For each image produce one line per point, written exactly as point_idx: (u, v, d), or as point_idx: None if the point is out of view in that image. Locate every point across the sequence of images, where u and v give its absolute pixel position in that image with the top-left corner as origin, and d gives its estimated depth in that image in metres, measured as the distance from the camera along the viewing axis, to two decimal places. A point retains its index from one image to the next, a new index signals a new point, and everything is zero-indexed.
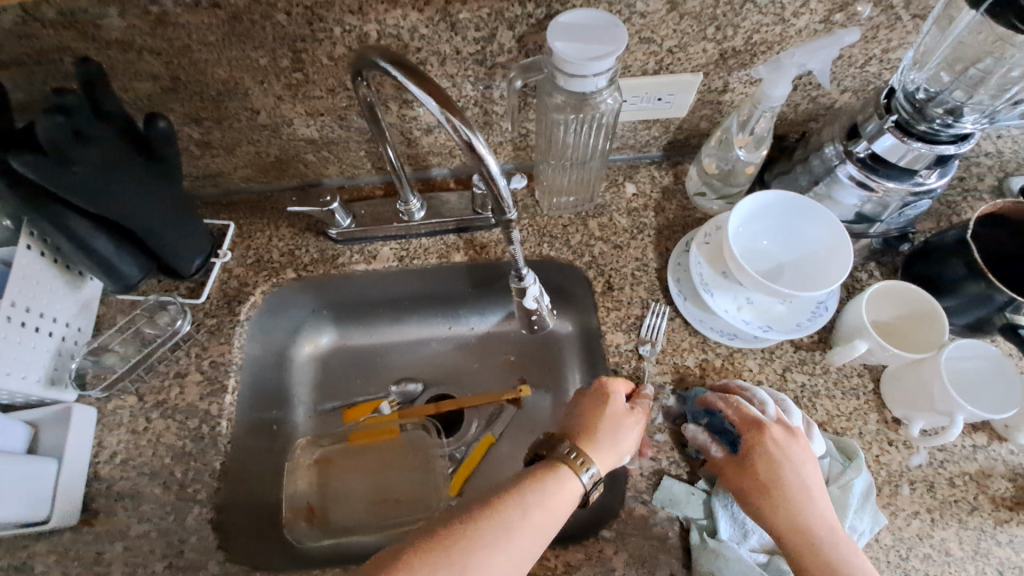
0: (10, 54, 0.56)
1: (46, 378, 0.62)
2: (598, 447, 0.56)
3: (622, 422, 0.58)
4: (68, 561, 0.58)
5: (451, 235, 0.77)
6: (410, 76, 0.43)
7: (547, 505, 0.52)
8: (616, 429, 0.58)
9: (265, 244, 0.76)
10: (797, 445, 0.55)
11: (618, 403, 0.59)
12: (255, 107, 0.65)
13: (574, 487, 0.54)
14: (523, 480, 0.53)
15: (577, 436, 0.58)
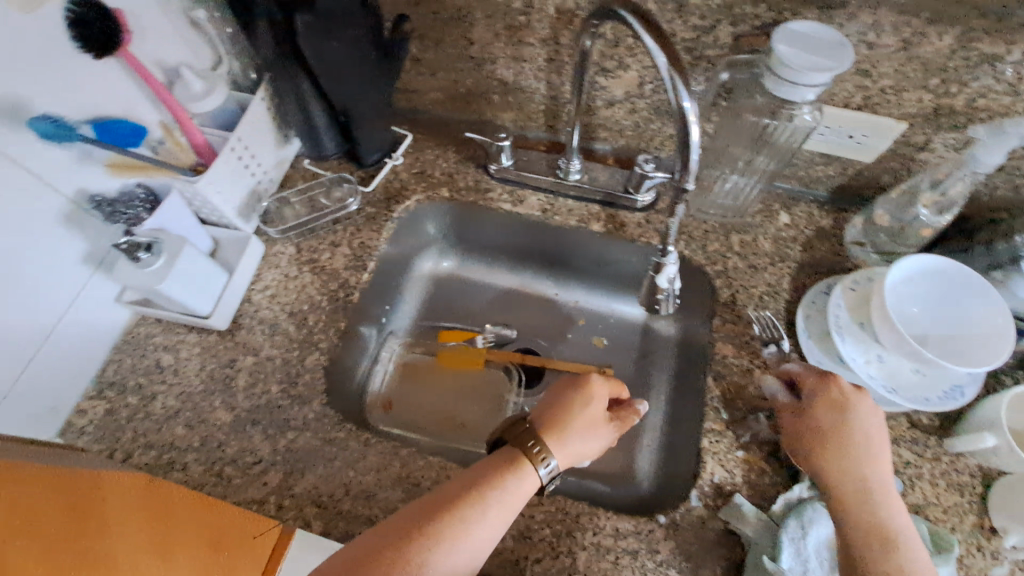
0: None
1: (239, 208, 0.74)
2: (565, 439, 0.57)
3: (595, 420, 0.60)
4: (210, 354, 0.71)
5: (595, 206, 0.78)
6: (646, 27, 0.47)
7: (509, 495, 0.52)
8: (591, 424, 0.59)
9: (431, 160, 0.84)
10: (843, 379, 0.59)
11: (593, 403, 0.60)
12: (472, 39, 0.72)
13: (530, 479, 0.54)
14: (485, 478, 0.53)
15: (545, 430, 0.58)
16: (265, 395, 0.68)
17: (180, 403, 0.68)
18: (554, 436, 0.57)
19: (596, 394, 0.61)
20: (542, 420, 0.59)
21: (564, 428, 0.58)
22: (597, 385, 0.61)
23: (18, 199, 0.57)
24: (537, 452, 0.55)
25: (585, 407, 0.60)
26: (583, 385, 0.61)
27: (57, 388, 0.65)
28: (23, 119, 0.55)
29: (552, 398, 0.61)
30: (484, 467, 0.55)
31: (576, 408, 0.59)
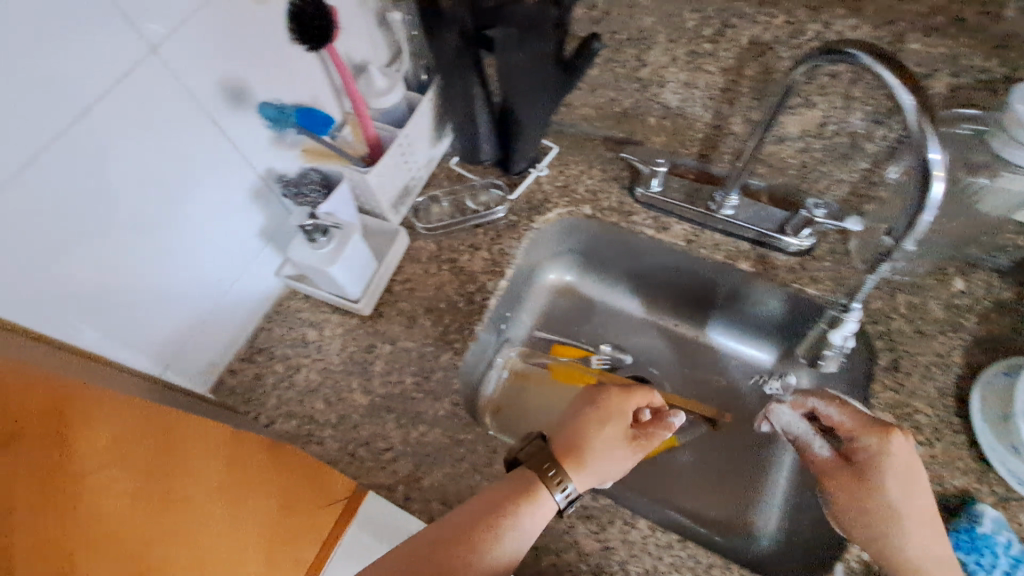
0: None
1: (392, 201, 0.77)
2: (584, 461, 0.56)
3: (613, 442, 0.58)
4: (351, 337, 0.74)
5: (744, 243, 0.76)
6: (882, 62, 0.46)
7: (525, 527, 0.52)
8: (613, 448, 0.57)
9: (576, 175, 0.84)
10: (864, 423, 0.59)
11: (612, 421, 0.58)
12: (646, 61, 0.70)
13: (547, 503, 0.54)
14: (499, 505, 0.53)
15: (563, 451, 0.57)
16: (399, 384, 0.70)
17: (321, 378, 0.71)
18: (573, 461, 0.56)
19: (612, 412, 0.60)
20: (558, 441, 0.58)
21: (583, 452, 0.56)
22: (618, 407, 0.60)
23: (225, 175, 0.61)
24: (553, 475, 0.55)
25: (598, 428, 0.58)
26: (600, 404, 0.60)
27: (217, 348, 0.70)
28: (245, 102, 0.59)
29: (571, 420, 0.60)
30: (501, 493, 0.54)
31: (589, 430, 0.58)
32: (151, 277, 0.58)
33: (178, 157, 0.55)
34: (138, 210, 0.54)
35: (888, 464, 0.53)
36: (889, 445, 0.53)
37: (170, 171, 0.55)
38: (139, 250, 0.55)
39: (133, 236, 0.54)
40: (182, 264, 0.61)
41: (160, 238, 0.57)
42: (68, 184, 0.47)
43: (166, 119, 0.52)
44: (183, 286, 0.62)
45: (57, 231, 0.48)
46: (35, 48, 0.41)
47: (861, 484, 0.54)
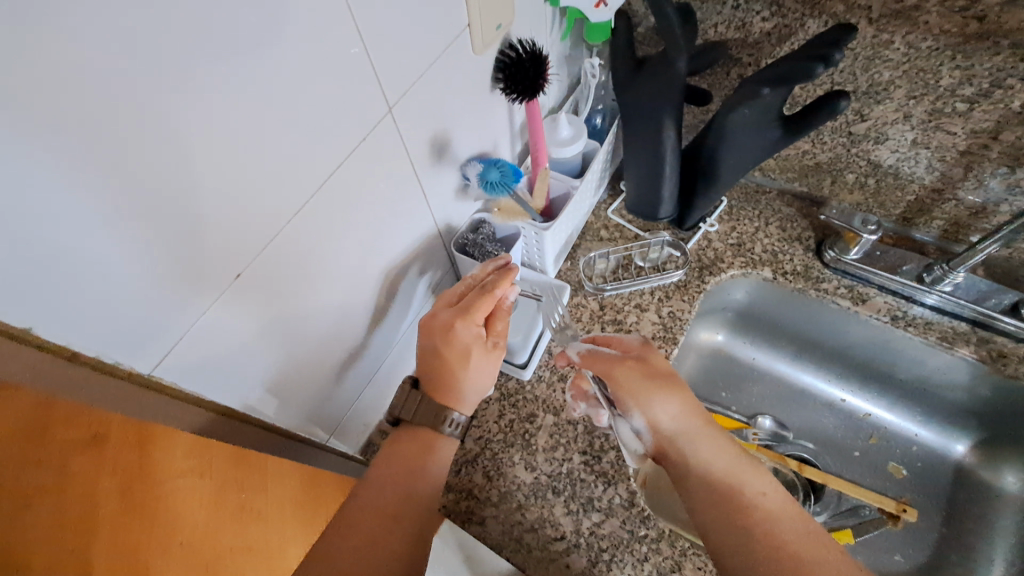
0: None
1: (557, 254, 0.71)
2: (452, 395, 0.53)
3: (460, 378, 0.53)
4: (509, 404, 0.68)
5: (961, 323, 0.67)
6: None
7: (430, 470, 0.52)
8: (456, 377, 0.53)
9: (751, 232, 0.76)
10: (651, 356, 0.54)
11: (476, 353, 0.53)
12: (867, 117, 0.63)
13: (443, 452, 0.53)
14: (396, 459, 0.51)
15: (445, 396, 0.53)
16: (567, 463, 0.63)
17: (478, 448, 0.65)
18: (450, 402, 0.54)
19: (449, 334, 0.53)
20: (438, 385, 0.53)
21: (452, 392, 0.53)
22: (461, 338, 0.52)
23: (416, 234, 0.57)
24: (438, 417, 0.53)
25: (440, 338, 0.53)
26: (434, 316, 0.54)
27: (372, 411, 0.66)
28: (445, 156, 0.55)
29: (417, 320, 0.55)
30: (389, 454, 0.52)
31: (464, 367, 0.53)
32: (342, 346, 0.54)
33: (386, 219, 0.51)
34: (345, 278, 0.50)
35: (656, 357, 0.53)
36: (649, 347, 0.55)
37: (378, 235, 0.51)
38: (338, 320, 0.51)
39: (344, 299, 0.51)
40: (367, 329, 0.56)
41: (357, 306, 0.53)
42: (307, 248, 0.44)
43: (384, 175, 0.48)
44: (363, 353, 0.58)
45: (282, 308, 0.44)
46: (301, 117, 0.38)
47: (643, 368, 0.52)
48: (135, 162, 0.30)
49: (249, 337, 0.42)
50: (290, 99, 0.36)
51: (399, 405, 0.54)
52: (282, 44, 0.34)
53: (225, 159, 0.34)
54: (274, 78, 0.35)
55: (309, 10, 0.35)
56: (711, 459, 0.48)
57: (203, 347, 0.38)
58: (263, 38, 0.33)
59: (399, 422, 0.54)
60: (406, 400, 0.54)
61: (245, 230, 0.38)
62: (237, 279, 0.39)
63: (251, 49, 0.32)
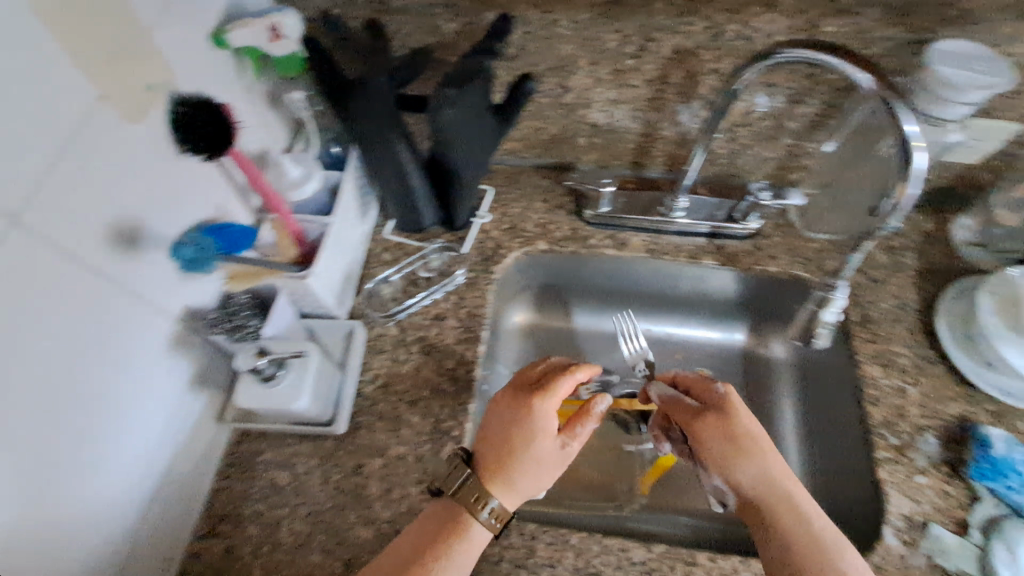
0: (400, 4, 0.61)
1: (336, 294, 0.67)
2: (513, 477, 0.53)
3: (548, 454, 0.55)
4: (332, 465, 0.63)
5: (701, 238, 0.77)
6: (828, 52, 0.47)
7: (460, 558, 0.50)
8: (541, 454, 0.54)
9: (520, 212, 0.79)
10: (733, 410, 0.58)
11: (550, 429, 0.55)
12: (570, 86, 0.69)
13: (480, 530, 0.52)
14: (444, 536, 0.51)
15: (485, 466, 0.54)
16: (406, 500, 0.61)
17: (309, 525, 0.60)
18: (495, 477, 0.53)
19: (543, 417, 0.56)
20: (481, 446, 0.56)
21: (510, 467, 0.53)
22: (539, 414, 0.55)
23: (134, 335, 0.49)
24: (475, 499, 0.52)
25: (500, 416, 0.57)
26: (511, 403, 0.57)
27: (166, 543, 0.56)
28: (141, 242, 0.48)
29: (488, 418, 0.57)
30: (432, 521, 0.52)
31: (526, 428, 0.55)
32: (66, 494, 0.44)
33: (71, 335, 0.43)
34: (33, 421, 0.41)
35: (739, 416, 0.57)
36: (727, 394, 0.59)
37: (67, 356, 0.43)
38: (43, 471, 0.42)
39: (37, 452, 0.41)
40: (98, 466, 0.47)
41: (69, 443, 0.44)
42: None
43: (37, 296, 0.40)
44: (107, 486, 0.49)
45: None
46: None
47: (723, 424, 0.56)
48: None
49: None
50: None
51: (443, 478, 0.55)
52: None
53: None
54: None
55: None
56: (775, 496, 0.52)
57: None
58: None
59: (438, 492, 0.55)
60: (454, 468, 0.55)
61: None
62: None
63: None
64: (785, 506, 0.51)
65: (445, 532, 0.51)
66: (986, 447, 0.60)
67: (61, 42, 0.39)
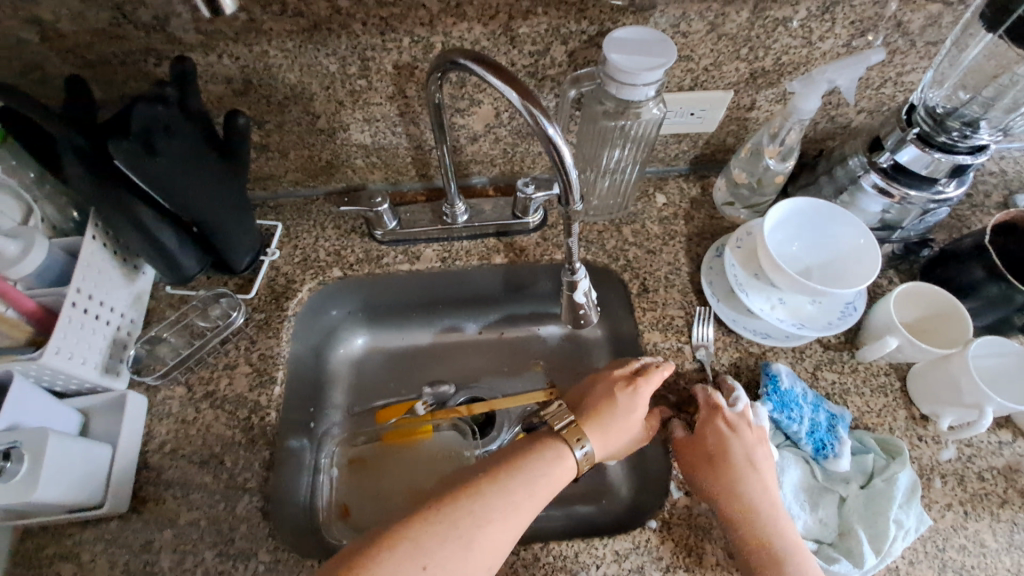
0: (99, 57, 0.59)
1: (102, 365, 0.64)
2: (607, 430, 0.61)
3: (641, 423, 0.62)
4: (117, 547, 0.59)
5: (491, 239, 0.79)
6: (488, 68, 0.48)
7: (535, 484, 0.55)
8: (632, 419, 0.62)
9: (312, 244, 0.78)
10: (751, 432, 0.61)
11: (644, 400, 0.62)
12: (316, 112, 0.68)
13: (568, 461, 0.57)
14: (533, 453, 0.57)
15: (590, 420, 0.61)
16: (198, 566, 0.58)
17: None
18: (586, 424, 0.61)
19: (638, 399, 0.62)
20: (578, 410, 0.63)
21: (607, 419, 0.61)
22: (639, 393, 0.62)
23: None
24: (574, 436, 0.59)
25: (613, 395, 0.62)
26: (615, 375, 0.65)
27: None
28: None
29: (597, 390, 0.64)
30: (529, 445, 0.58)
31: (615, 404, 0.62)
32: None
33: None
34: None
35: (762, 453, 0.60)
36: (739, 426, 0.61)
37: None
38: None
39: None
40: None
41: None
42: None
43: None
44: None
45: None
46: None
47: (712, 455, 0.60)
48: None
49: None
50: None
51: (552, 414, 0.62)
52: None
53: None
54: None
55: None
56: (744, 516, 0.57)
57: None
58: None
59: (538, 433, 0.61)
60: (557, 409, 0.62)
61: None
62: None
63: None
64: (754, 518, 0.56)
65: (536, 452, 0.57)
66: (776, 382, 0.64)
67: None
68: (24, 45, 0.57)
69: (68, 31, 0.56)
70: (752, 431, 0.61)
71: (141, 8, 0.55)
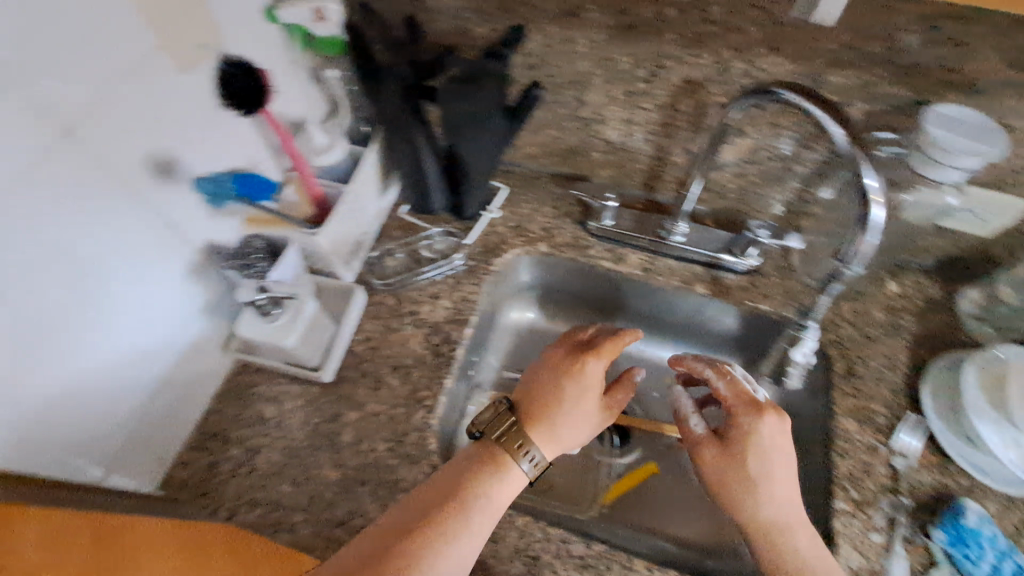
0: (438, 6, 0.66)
1: (345, 258, 0.74)
2: (556, 433, 0.58)
3: (592, 409, 0.60)
4: (314, 409, 0.69)
5: (698, 267, 0.78)
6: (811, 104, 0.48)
7: (493, 503, 0.52)
8: (581, 408, 0.59)
9: (529, 214, 0.83)
10: (774, 431, 0.56)
11: (593, 390, 0.60)
12: (586, 101, 0.72)
13: (515, 475, 0.55)
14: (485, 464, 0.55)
15: (541, 412, 0.58)
16: (372, 453, 0.66)
17: (284, 458, 0.66)
18: (533, 429, 0.58)
19: (588, 380, 0.60)
20: (525, 401, 0.60)
21: (555, 423, 0.58)
22: (591, 370, 0.60)
23: (157, 253, 0.57)
24: (518, 445, 0.56)
25: (559, 386, 0.60)
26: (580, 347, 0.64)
27: (162, 444, 0.64)
28: (175, 174, 0.56)
29: (526, 372, 0.64)
30: (468, 457, 0.56)
31: (558, 409, 0.58)
32: (77, 372, 0.51)
33: (96, 235, 0.50)
34: (56, 302, 0.47)
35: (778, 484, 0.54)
36: (760, 424, 0.56)
37: (94, 253, 0.50)
38: (59, 350, 0.49)
39: (53, 334, 0.48)
40: (107, 356, 0.54)
41: (84, 326, 0.51)
42: None
43: (82, 196, 0.47)
44: (105, 378, 0.55)
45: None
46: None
47: (726, 459, 0.56)
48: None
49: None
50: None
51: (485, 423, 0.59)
52: None
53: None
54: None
55: None
56: (794, 539, 0.52)
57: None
58: None
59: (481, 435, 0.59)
60: (495, 415, 0.59)
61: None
62: None
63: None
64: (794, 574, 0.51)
65: (481, 467, 0.54)
66: (956, 514, 0.58)
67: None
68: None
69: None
70: (781, 452, 0.55)
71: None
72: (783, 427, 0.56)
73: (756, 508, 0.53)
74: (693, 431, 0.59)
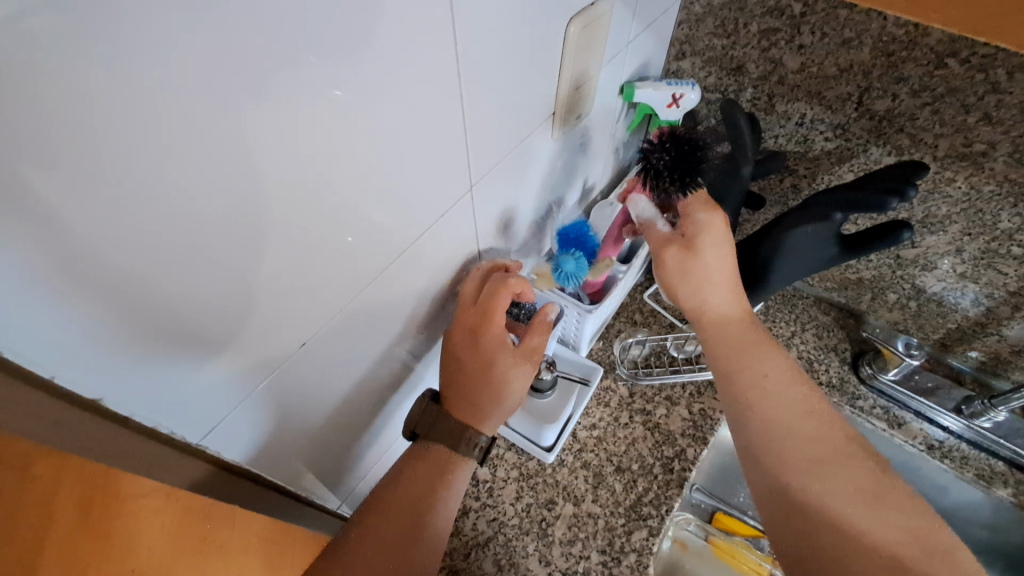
0: (786, 110, 0.60)
1: (593, 333, 0.70)
2: (488, 413, 0.51)
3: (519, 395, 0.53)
4: (529, 486, 0.65)
5: (998, 462, 0.66)
6: None
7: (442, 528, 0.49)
8: (510, 397, 0.52)
9: (787, 336, 0.74)
10: (720, 231, 0.51)
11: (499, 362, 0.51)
12: (918, 244, 0.62)
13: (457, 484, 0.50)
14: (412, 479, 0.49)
15: (463, 401, 0.51)
16: (583, 561, 0.61)
17: (490, 531, 0.62)
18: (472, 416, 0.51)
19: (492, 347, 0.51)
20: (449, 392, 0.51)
21: (488, 409, 0.51)
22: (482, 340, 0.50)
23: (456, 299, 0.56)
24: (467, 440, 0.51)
25: (489, 367, 0.50)
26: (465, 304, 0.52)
27: (380, 472, 0.64)
28: (500, 229, 0.55)
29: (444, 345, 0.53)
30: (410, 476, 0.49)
31: (491, 392, 0.51)
32: (362, 401, 0.52)
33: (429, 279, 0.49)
34: (377, 343, 0.48)
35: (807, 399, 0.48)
36: (713, 221, 0.51)
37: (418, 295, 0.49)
38: (356, 379, 0.48)
39: (361, 363, 0.47)
40: (384, 389, 0.54)
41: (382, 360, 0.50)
42: (338, 312, 0.40)
43: (438, 241, 0.47)
44: (372, 413, 0.54)
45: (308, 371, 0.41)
46: (364, 183, 0.35)
47: (689, 257, 0.50)
48: (193, 226, 0.26)
49: (285, 386, 0.40)
50: (346, 167, 0.33)
51: (417, 418, 0.52)
52: (366, 117, 0.32)
53: (289, 228, 0.32)
54: (334, 151, 0.31)
55: (408, 89, 0.33)
56: (780, 411, 0.47)
57: (221, 402, 0.35)
58: (357, 92, 0.30)
59: (416, 435, 0.53)
60: (423, 413, 0.52)
61: (299, 299, 0.36)
62: (279, 336, 0.36)
63: (341, 125, 0.31)
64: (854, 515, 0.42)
65: (416, 483, 0.48)
66: None
67: (548, 60, 0.45)
68: (739, 73, 0.61)
69: (791, 81, 0.58)
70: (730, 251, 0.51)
71: (883, 97, 0.53)
72: (730, 234, 0.52)
73: (702, 291, 0.51)
74: (657, 232, 0.53)
